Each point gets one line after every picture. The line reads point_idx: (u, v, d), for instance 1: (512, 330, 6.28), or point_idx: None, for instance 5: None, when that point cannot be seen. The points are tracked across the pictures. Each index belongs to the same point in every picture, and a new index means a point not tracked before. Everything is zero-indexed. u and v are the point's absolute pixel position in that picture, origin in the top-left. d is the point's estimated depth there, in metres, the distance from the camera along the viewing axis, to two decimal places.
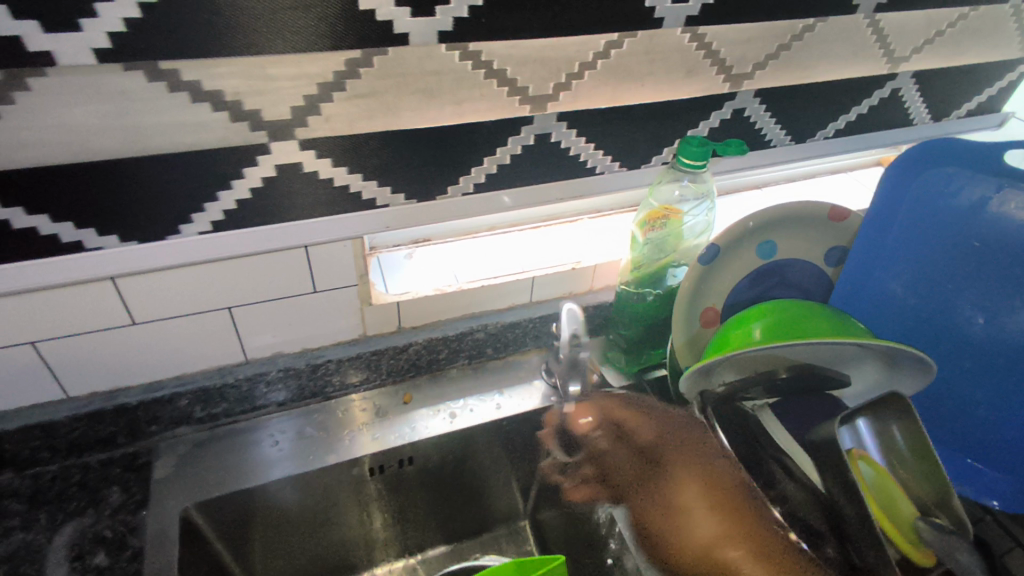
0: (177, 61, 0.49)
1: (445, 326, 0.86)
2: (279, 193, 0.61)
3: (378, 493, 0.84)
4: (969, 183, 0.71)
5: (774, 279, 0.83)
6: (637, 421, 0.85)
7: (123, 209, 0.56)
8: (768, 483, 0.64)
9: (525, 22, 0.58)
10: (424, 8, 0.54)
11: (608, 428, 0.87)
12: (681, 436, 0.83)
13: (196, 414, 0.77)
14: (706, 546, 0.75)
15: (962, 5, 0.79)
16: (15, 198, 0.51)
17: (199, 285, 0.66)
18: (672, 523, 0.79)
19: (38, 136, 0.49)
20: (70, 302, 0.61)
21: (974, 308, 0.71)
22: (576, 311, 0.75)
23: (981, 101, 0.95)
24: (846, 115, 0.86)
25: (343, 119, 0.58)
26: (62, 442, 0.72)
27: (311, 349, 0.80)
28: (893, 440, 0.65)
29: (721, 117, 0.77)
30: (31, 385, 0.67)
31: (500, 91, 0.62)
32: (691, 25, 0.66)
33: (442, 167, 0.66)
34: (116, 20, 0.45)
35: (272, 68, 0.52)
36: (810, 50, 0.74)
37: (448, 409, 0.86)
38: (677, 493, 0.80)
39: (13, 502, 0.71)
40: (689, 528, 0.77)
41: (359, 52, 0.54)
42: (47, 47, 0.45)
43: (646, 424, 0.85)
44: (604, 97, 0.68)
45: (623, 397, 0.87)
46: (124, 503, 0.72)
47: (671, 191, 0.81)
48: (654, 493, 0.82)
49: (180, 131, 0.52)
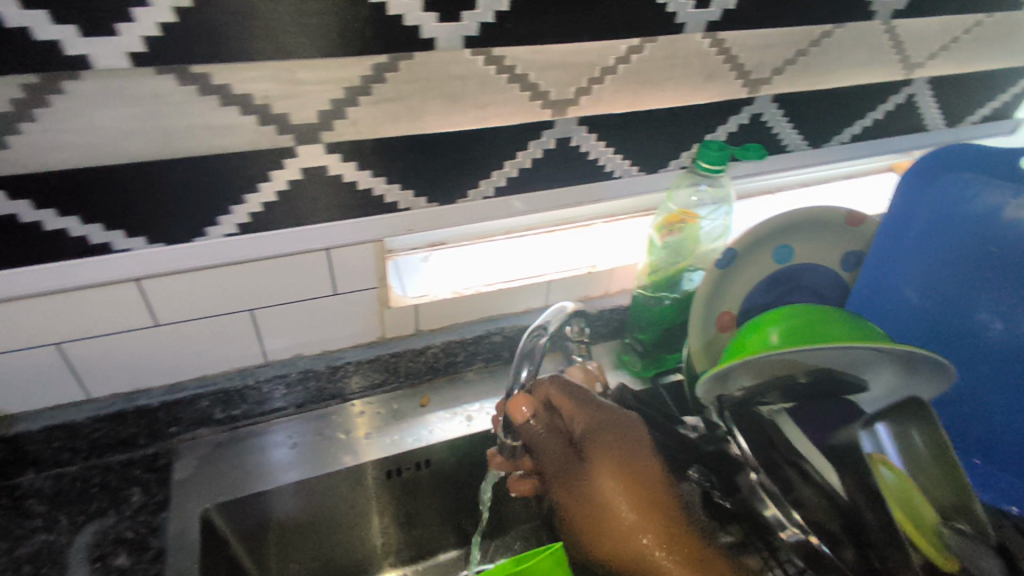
0: (209, 65, 0.49)
1: (462, 329, 0.86)
2: (304, 196, 0.61)
3: (395, 495, 0.83)
4: (984, 189, 0.71)
5: (790, 284, 0.83)
6: (576, 408, 0.70)
7: (152, 211, 0.56)
8: (786, 488, 0.64)
9: (549, 27, 0.59)
10: (451, 13, 0.54)
11: (549, 416, 0.69)
12: (598, 416, 0.69)
13: (216, 415, 0.78)
14: (619, 540, 0.61)
15: (979, 11, 0.79)
16: (47, 199, 0.52)
17: (224, 288, 0.66)
18: (595, 522, 0.62)
19: (72, 139, 0.49)
20: (97, 304, 0.62)
21: (991, 313, 0.70)
22: (564, 307, 0.70)
23: (996, 106, 0.95)
24: (862, 120, 0.86)
25: (369, 123, 0.58)
26: (84, 443, 0.72)
27: (330, 351, 0.80)
28: (913, 446, 0.61)
29: (739, 122, 0.78)
30: (54, 385, 0.68)
31: (522, 95, 0.62)
32: (711, 31, 0.66)
33: (463, 170, 0.66)
34: (151, 25, 0.46)
35: (301, 72, 0.53)
36: (828, 56, 0.75)
37: (465, 411, 0.86)
38: (598, 488, 0.63)
39: (35, 502, 0.71)
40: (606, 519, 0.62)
41: (386, 57, 0.54)
42: (83, 51, 0.45)
43: (583, 409, 0.70)
44: (624, 101, 0.68)
45: (561, 380, 0.72)
46: (144, 504, 0.72)
47: (688, 195, 0.81)
48: (572, 488, 0.65)
49: (210, 133, 0.53)
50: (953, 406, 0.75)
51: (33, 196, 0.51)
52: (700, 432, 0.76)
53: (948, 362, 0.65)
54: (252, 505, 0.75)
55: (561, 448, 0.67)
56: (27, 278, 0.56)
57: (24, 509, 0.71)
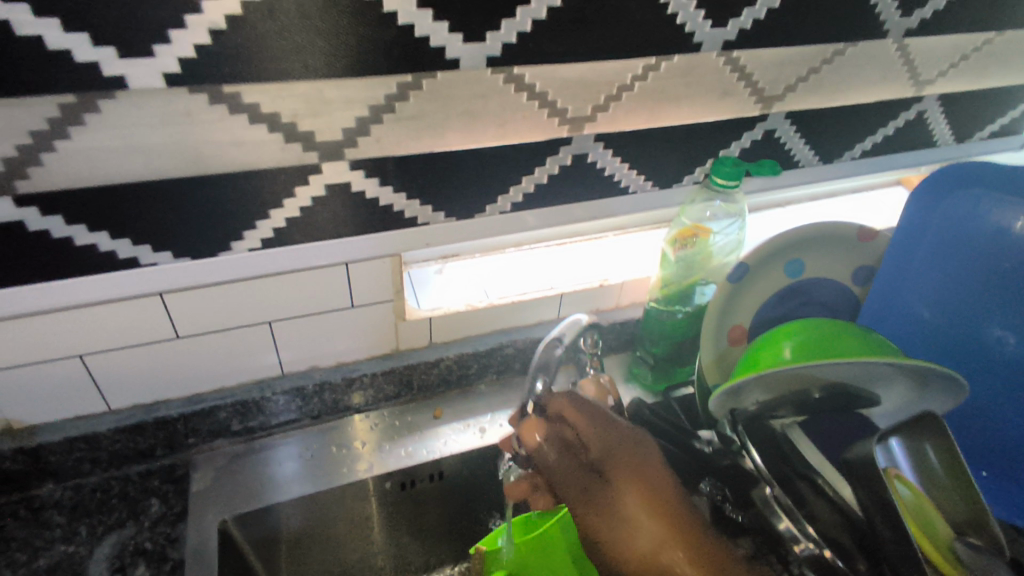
0: (240, 85, 0.51)
1: (476, 341, 0.87)
2: (327, 211, 0.62)
3: (408, 507, 0.84)
4: (996, 208, 0.71)
5: (802, 298, 0.84)
6: (588, 421, 0.63)
7: (179, 227, 0.57)
8: (798, 502, 0.63)
9: (569, 47, 0.60)
10: (475, 34, 0.55)
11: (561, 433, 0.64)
12: (613, 432, 0.63)
13: (233, 427, 0.78)
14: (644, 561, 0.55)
15: (989, 30, 0.80)
16: (78, 215, 0.53)
17: (245, 301, 0.67)
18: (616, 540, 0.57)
19: (105, 156, 0.50)
20: (121, 317, 0.63)
21: (1005, 328, 0.71)
22: (579, 319, 0.74)
23: (1004, 122, 0.96)
24: (873, 136, 0.87)
25: (392, 140, 0.59)
26: (104, 454, 0.73)
27: (346, 363, 0.81)
28: (927, 458, 0.60)
29: (753, 138, 0.79)
30: (76, 397, 0.69)
31: (541, 113, 0.63)
32: (727, 49, 0.67)
33: (482, 186, 0.67)
34: (186, 46, 0.47)
35: (328, 91, 0.54)
36: (840, 74, 0.76)
37: (478, 424, 0.86)
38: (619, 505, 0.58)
39: (54, 514, 0.72)
40: (628, 542, 0.56)
41: (410, 76, 0.55)
42: (121, 72, 0.46)
43: (596, 422, 0.63)
44: (641, 118, 0.69)
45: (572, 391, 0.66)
46: (163, 515, 0.73)
47: (702, 211, 0.83)
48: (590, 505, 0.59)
49: (238, 151, 0.54)
50: (966, 421, 0.76)
51: (65, 212, 0.52)
52: (715, 446, 0.75)
53: (963, 378, 0.65)
54: (267, 517, 0.75)
55: (575, 466, 0.61)
56: (55, 291, 0.57)
57: (43, 520, 0.71)
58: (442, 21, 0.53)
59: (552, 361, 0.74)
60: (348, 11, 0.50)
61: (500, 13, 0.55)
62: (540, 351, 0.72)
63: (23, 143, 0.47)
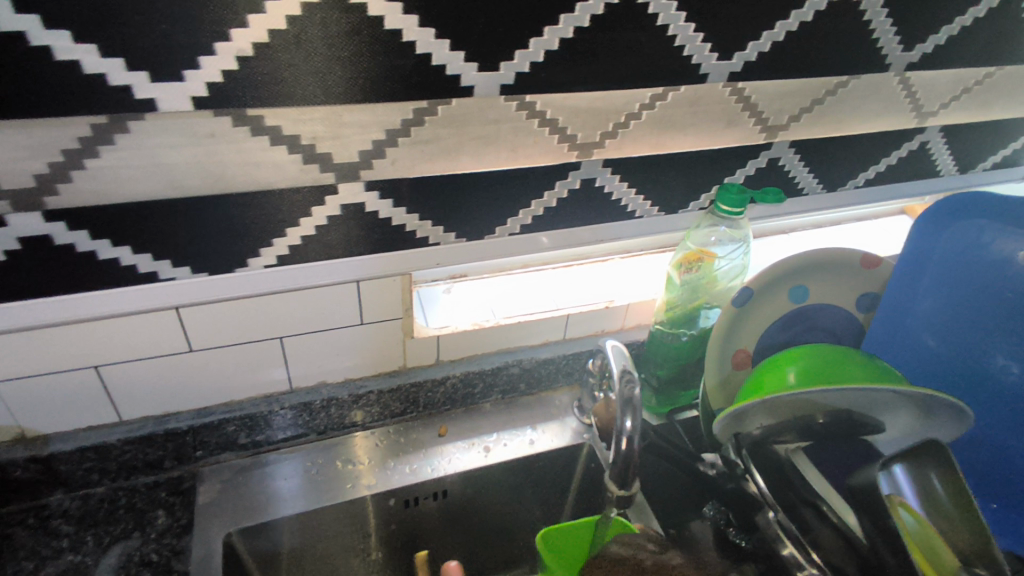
0: (263, 108, 0.53)
1: (481, 360, 0.87)
2: (340, 230, 0.64)
3: (410, 526, 0.84)
4: (1000, 237, 0.73)
5: (806, 323, 0.85)
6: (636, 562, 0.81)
7: (198, 242, 0.59)
8: (802, 528, 0.66)
9: (579, 77, 0.62)
10: (489, 63, 0.57)
11: None
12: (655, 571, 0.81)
13: (241, 440, 0.79)
14: None
15: (990, 64, 0.81)
16: (102, 230, 0.55)
17: (258, 316, 0.68)
18: None
19: (132, 175, 0.52)
20: (137, 329, 0.64)
21: (1008, 357, 0.71)
22: (621, 345, 0.71)
23: (1006, 154, 0.97)
24: (876, 166, 0.89)
25: (406, 162, 0.61)
26: (113, 464, 0.74)
27: (353, 379, 0.82)
28: (931, 487, 0.58)
29: (757, 166, 0.81)
30: (89, 408, 0.70)
31: (551, 138, 0.65)
32: (732, 80, 0.69)
33: (492, 207, 0.69)
34: (215, 71, 0.49)
35: (348, 115, 0.56)
36: (843, 105, 0.77)
37: (483, 442, 0.87)
38: None
39: (62, 523, 0.72)
40: None
41: (426, 102, 0.57)
42: (151, 95, 0.49)
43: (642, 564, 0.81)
44: (648, 145, 0.70)
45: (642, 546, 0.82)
46: (169, 527, 0.73)
47: (707, 235, 0.83)
48: None
49: (259, 170, 0.56)
50: (970, 450, 0.76)
51: (89, 227, 0.54)
52: (719, 468, 0.78)
53: (967, 407, 0.65)
54: (270, 532, 0.76)
55: None
56: (76, 303, 0.59)
57: (51, 530, 0.72)
58: (458, 50, 0.55)
59: (633, 398, 0.66)
60: (369, 41, 0.52)
61: (514, 43, 0.57)
62: (627, 389, 0.66)
63: (54, 161, 0.49)
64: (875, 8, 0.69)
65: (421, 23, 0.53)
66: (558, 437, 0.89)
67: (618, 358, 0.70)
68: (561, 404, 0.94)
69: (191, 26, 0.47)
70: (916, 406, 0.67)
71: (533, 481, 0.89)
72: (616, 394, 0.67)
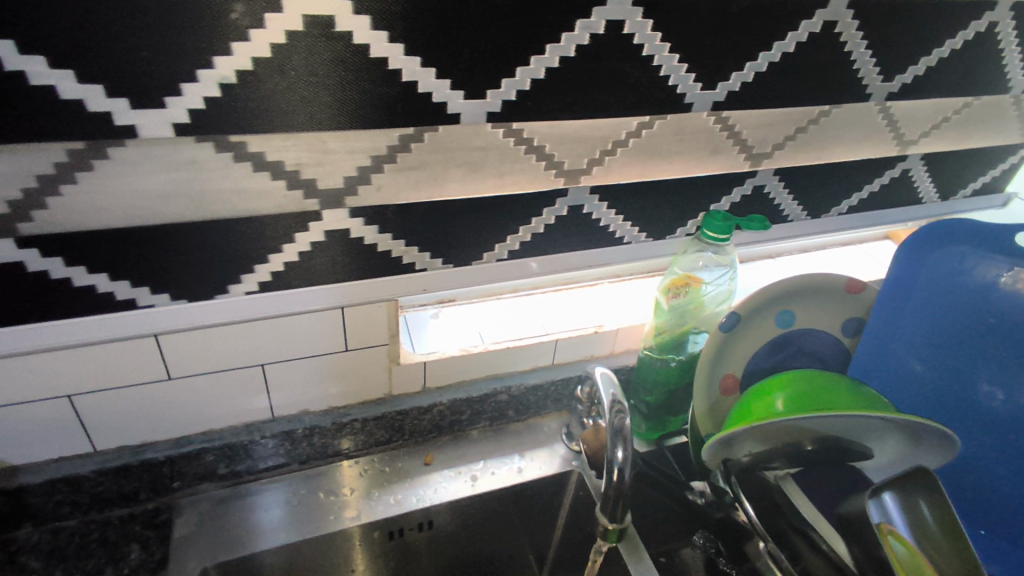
0: (246, 135, 0.52)
1: (469, 387, 0.86)
2: (323, 256, 0.63)
3: (393, 556, 0.83)
4: (982, 263, 0.73)
5: (792, 349, 0.84)
6: None
7: (178, 268, 0.58)
8: (792, 556, 0.66)
9: (565, 105, 0.62)
10: (476, 90, 0.57)
11: None
12: None
13: (220, 470, 0.77)
14: None
15: (967, 94, 0.83)
16: (78, 257, 0.53)
17: (238, 344, 0.67)
18: None
19: (110, 202, 0.51)
20: (114, 358, 0.63)
21: (992, 384, 0.72)
22: (608, 372, 0.71)
23: (985, 181, 0.99)
24: (859, 193, 0.90)
25: (392, 189, 0.60)
26: (85, 497, 0.71)
27: (337, 408, 0.80)
28: (921, 516, 0.56)
29: (743, 193, 0.81)
30: (61, 438, 0.68)
31: (539, 166, 0.65)
32: (717, 109, 0.70)
33: (480, 233, 0.69)
34: (198, 98, 0.49)
35: (332, 142, 0.55)
36: (826, 134, 0.78)
37: (470, 471, 0.85)
38: None
39: (31, 559, 0.70)
40: None
41: (412, 128, 0.57)
42: (132, 122, 0.48)
43: None
44: (635, 173, 0.70)
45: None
46: (142, 562, 0.72)
47: (695, 260, 0.83)
48: None
49: (241, 197, 0.55)
50: (956, 478, 0.75)
51: (65, 254, 0.53)
52: (708, 498, 0.79)
53: (954, 433, 0.64)
54: (249, 565, 0.74)
55: None
56: (49, 331, 0.57)
57: (19, 566, 0.69)
58: (445, 78, 0.56)
59: (623, 428, 0.66)
60: (355, 69, 0.52)
61: (501, 71, 0.57)
62: (614, 417, 0.65)
63: (29, 187, 0.48)
64: (855, 40, 0.71)
65: (407, 52, 0.53)
66: (547, 465, 0.87)
67: (607, 386, 0.69)
68: (549, 431, 0.93)
69: (174, 54, 0.47)
70: (905, 434, 0.66)
71: (521, 511, 0.87)
72: (606, 424, 0.66)
